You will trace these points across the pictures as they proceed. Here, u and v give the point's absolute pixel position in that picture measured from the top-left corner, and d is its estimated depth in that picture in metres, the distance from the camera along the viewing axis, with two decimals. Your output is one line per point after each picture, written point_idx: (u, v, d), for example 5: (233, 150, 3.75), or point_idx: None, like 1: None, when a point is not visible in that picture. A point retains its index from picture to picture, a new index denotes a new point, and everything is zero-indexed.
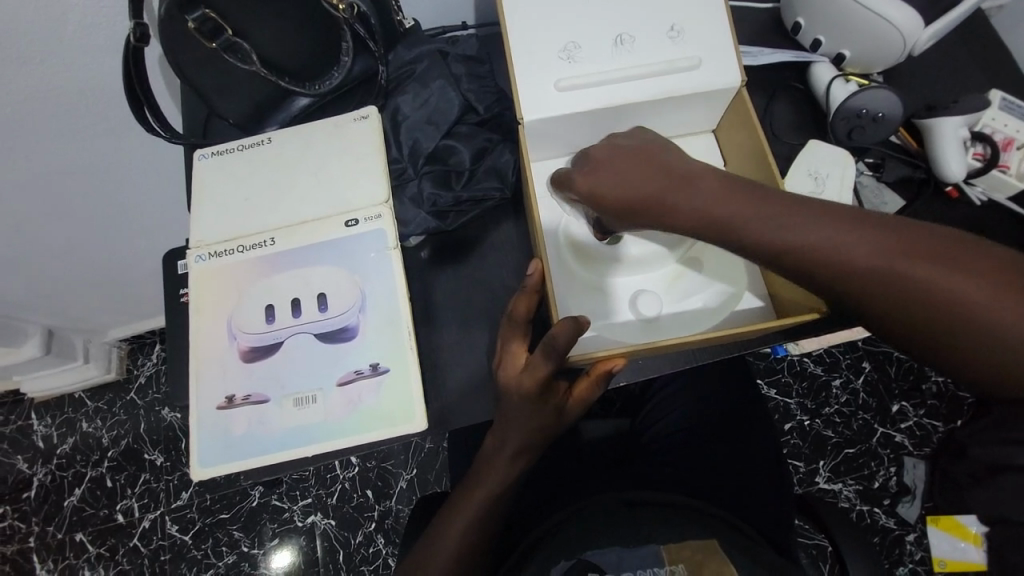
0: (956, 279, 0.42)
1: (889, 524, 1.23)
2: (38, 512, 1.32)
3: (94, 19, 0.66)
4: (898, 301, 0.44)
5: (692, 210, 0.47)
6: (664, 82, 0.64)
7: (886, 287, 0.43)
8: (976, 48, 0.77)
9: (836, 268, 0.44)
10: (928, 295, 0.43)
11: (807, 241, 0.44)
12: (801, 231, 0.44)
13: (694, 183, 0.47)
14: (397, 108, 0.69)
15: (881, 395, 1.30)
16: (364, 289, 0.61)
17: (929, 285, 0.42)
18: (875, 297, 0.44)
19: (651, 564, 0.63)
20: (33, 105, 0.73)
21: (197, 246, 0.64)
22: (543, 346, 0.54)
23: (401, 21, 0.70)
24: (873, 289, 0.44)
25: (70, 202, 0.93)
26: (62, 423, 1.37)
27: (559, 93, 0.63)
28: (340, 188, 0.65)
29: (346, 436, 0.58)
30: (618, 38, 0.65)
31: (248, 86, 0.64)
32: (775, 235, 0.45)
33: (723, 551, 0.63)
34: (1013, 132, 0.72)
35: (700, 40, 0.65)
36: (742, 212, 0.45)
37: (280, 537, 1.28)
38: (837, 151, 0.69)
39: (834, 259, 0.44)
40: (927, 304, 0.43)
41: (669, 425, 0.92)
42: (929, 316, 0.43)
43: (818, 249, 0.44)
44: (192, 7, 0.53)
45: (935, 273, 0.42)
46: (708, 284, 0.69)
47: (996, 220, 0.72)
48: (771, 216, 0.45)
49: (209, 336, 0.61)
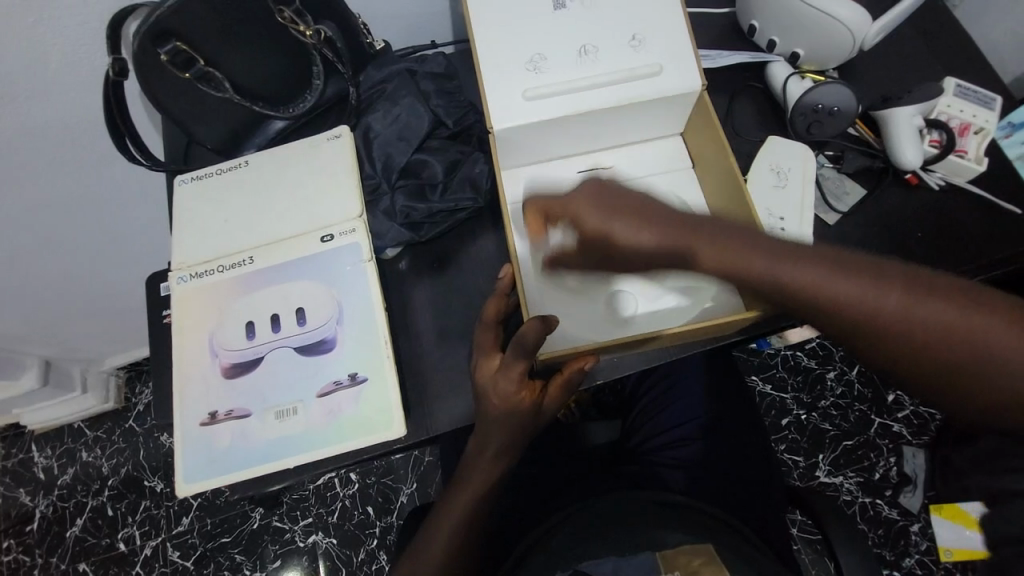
0: (958, 317, 0.47)
1: (892, 515, 1.23)
2: (40, 545, 1.33)
3: (74, 57, 0.69)
4: (893, 339, 0.49)
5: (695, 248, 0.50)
6: (628, 89, 0.65)
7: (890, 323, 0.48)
8: (930, 39, 0.80)
9: (844, 307, 0.49)
10: (915, 329, 0.48)
11: (802, 277, 0.49)
12: (833, 279, 0.49)
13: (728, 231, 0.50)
14: (368, 127, 0.71)
15: (876, 385, 1.30)
16: (340, 301, 0.63)
17: (906, 324, 0.48)
18: (893, 339, 0.49)
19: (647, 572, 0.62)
20: (17, 141, 0.75)
21: (178, 268, 0.66)
22: (513, 345, 0.55)
23: (371, 44, 0.72)
24: (868, 320, 0.49)
25: (58, 235, 0.95)
26: (62, 453, 1.38)
27: (529, 102, 0.64)
28: (316, 205, 0.67)
29: (327, 446, 0.59)
30: (583, 49, 0.66)
31: (223, 113, 0.66)
32: (795, 274, 0.49)
33: (721, 558, 0.62)
34: (970, 118, 0.74)
35: (668, 47, 0.66)
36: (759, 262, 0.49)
37: (283, 559, 1.28)
38: (798, 146, 0.73)
39: (830, 293, 0.49)
40: (932, 345, 0.48)
41: (659, 424, 0.91)
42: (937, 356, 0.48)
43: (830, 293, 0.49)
44: (164, 40, 0.56)
45: (935, 313, 0.48)
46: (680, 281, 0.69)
47: (963, 203, 0.73)
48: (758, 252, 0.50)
49: (192, 355, 0.62)
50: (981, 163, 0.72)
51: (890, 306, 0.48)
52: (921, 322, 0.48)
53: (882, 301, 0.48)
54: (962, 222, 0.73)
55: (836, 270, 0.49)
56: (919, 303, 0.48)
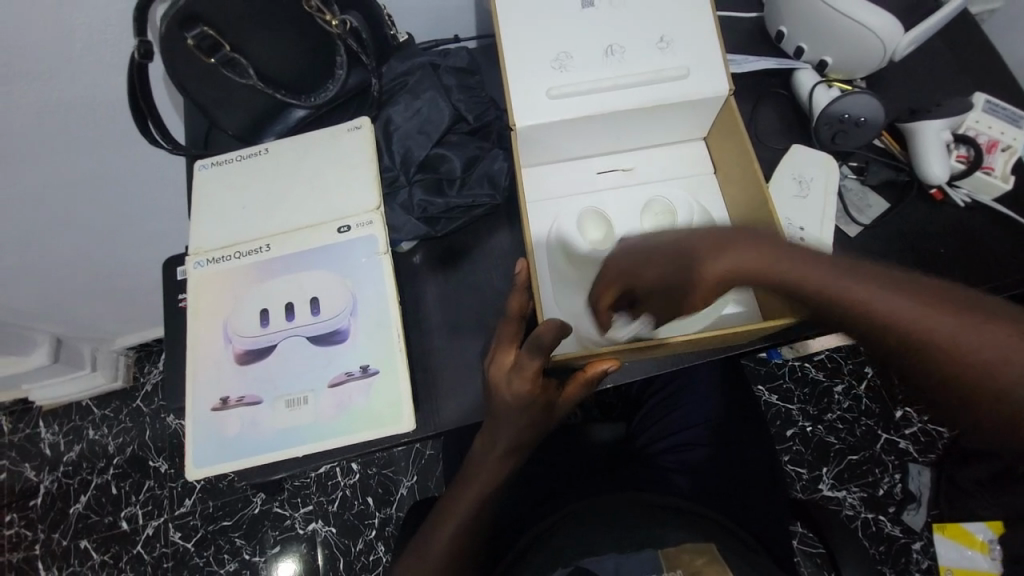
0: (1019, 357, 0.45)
1: (894, 532, 1.22)
2: (44, 519, 1.34)
3: (100, 37, 0.69)
4: (944, 361, 0.47)
5: (750, 271, 0.51)
6: (653, 91, 0.64)
7: (941, 348, 0.47)
8: (961, 53, 0.79)
9: (887, 323, 0.48)
10: (973, 363, 0.46)
11: (837, 286, 0.49)
12: (874, 294, 0.48)
13: (742, 244, 0.52)
14: (389, 119, 0.71)
15: (884, 400, 1.29)
16: (355, 293, 0.63)
17: (961, 349, 0.46)
18: (941, 364, 0.47)
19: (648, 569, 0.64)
20: (40, 119, 0.76)
21: (195, 253, 0.66)
22: (529, 344, 0.54)
23: (394, 36, 0.72)
24: (924, 346, 0.47)
25: (73, 213, 0.95)
26: (69, 430, 1.39)
27: (552, 101, 0.64)
28: (335, 195, 0.67)
29: (336, 437, 0.59)
30: (610, 49, 0.65)
31: (246, 100, 0.66)
32: (832, 285, 0.49)
33: (722, 558, 0.63)
34: (998, 135, 0.73)
35: (697, 51, 0.65)
36: (790, 272, 0.50)
37: (282, 545, 1.29)
38: (822, 155, 0.72)
39: (887, 315, 0.48)
40: (990, 378, 0.46)
41: (665, 428, 0.91)
42: (989, 388, 0.46)
43: (871, 305, 0.48)
44: (191, 25, 0.56)
45: (997, 346, 0.46)
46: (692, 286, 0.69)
47: (986, 221, 0.72)
48: (801, 264, 0.50)
49: (205, 339, 0.63)
50: (1008, 182, 0.71)
51: (949, 336, 0.47)
52: (976, 350, 0.46)
53: (934, 327, 0.47)
54: (985, 241, 0.71)
55: (881, 287, 0.49)
56: (973, 338, 0.46)
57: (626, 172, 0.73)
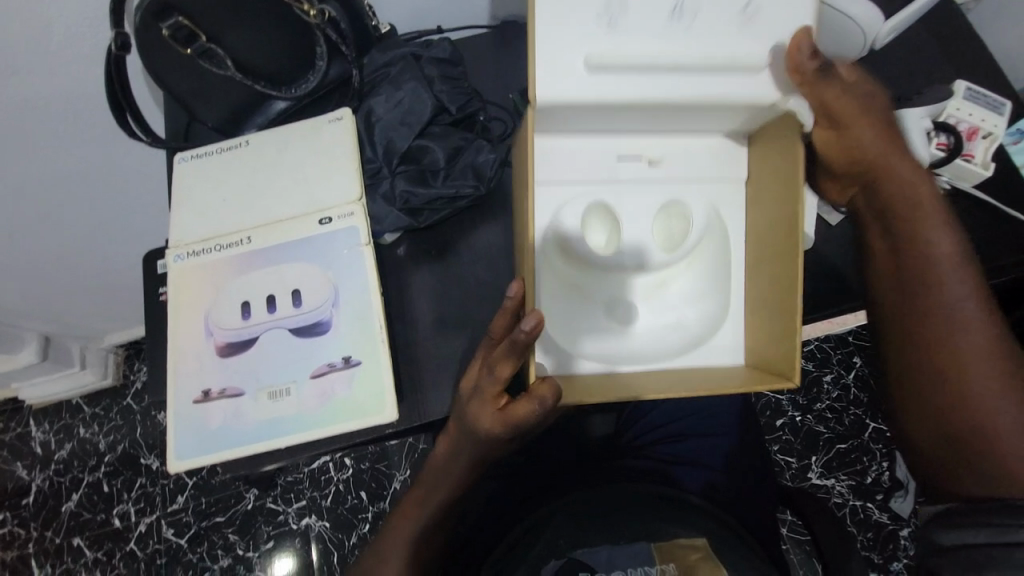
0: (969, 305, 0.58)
1: (882, 519, 1.23)
2: (35, 518, 1.34)
3: (75, 29, 0.68)
4: (916, 263, 0.59)
5: (877, 137, 0.58)
6: (703, 71, 0.57)
7: (926, 255, 0.58)
8: (944, 41, 0.79)
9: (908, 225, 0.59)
10: (929, 277, 0.58)
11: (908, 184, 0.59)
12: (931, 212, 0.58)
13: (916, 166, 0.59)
14: (370, 110, 0.71)
15: (872, 390, 1.30)
16: (337, 284, 0.63)
17: (937, 265, 0.58)
18: (913, 266, 0.59)
19: (642, 562, 0.64)
20: (17, 113, 0.75)
21: (175, 246, 0.65)
22: (533, 405, 0.53)
23: (376, 27, 0.72)
24: (912, 247, 0.59)
25: (54, 207, 0.94)
26: (59, 429, 1.38)
27: (590, 73, 0.56)
28: (316, 187, 0.67)
29: (320, 428, 0.60)
30: (676, 9, 0.56)
31: (226, 91, 0.66)
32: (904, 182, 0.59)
33: (714, 555, 0.64)
34: (979, 122, 0.73)
35: (774, 33, 0.57)
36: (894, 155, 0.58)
37: (276, 540, 1.29)
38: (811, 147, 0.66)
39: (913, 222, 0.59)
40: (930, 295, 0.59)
41: (655, 419, 0.88)
42: (924, 301, 0.59)
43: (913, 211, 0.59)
44: (166, 15, 0.56)
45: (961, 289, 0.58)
46: (685, 324, 0.67)
47: (964, 210, 0.73)
48: (899, 156, 0.59)
49: (186, 332, 0.63)
50: (988, 169, 0.73)
51: (937, 256, 0.58)
52: (943, 273, 0.58)
53: (939, 246, 0.58)
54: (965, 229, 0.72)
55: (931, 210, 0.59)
56: (950, 266, 0.58)
57: (649, 159, 0.66)
